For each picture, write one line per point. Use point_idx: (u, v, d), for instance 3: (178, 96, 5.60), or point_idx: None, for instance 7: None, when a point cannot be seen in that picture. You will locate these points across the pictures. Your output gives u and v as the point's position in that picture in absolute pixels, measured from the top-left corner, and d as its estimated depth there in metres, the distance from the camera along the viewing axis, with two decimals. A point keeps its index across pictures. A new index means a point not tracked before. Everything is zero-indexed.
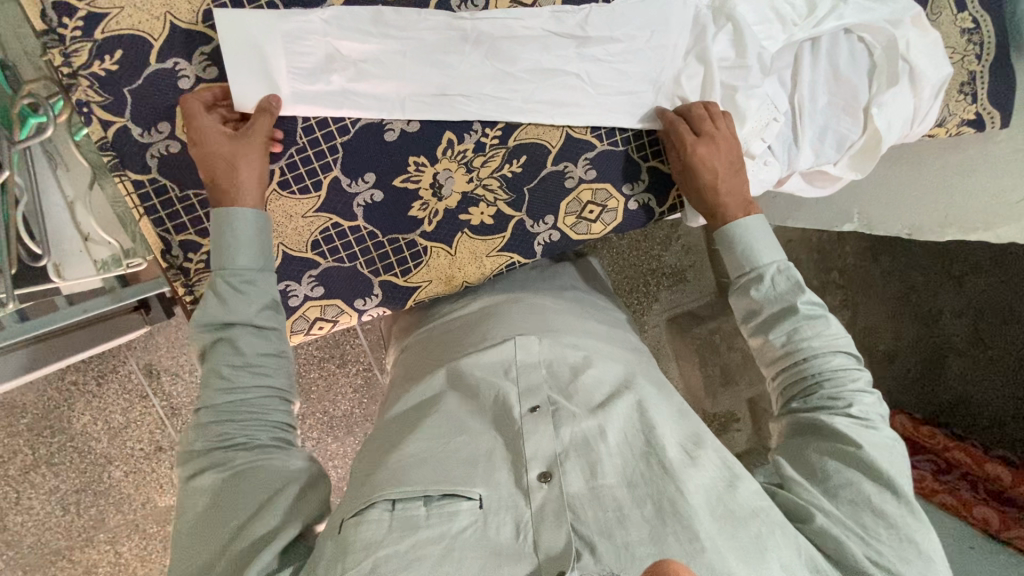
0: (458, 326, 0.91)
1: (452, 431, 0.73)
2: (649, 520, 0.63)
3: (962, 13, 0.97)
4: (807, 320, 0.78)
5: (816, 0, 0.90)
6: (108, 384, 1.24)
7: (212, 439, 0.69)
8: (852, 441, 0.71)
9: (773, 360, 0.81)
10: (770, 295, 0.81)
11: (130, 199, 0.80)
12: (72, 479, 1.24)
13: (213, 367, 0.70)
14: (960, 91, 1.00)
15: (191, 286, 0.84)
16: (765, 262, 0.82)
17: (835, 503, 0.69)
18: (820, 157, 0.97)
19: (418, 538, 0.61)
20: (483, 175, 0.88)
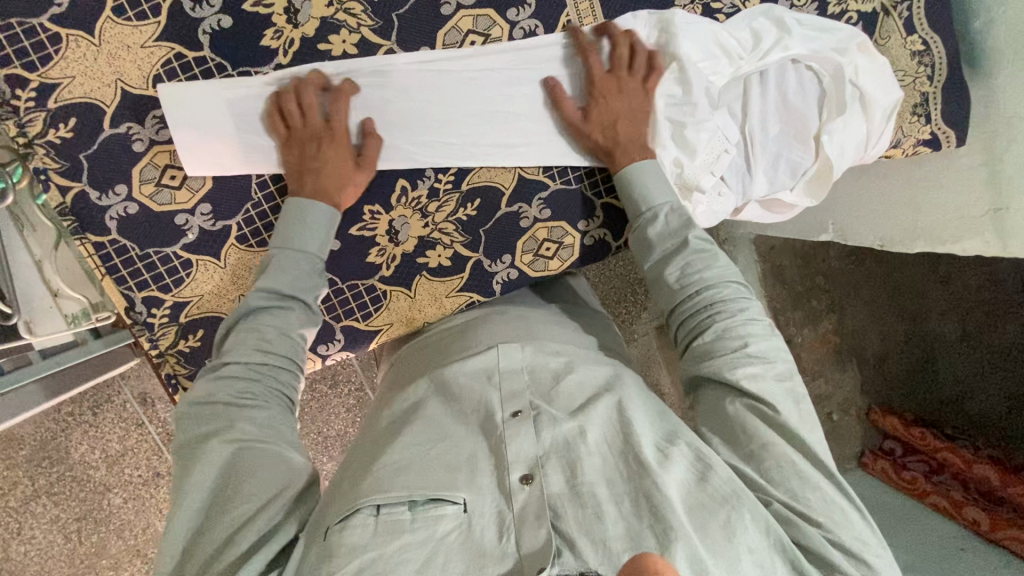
0: (445, 335, 0.90)
1: (434, 436, 0.70)
2: (626, 516, 0.61)
3: (911, 36, 0.97)
4: (697, 255, 0.79)
5: (760, 33, 0.91)
6: (104, 414, 1.26)
7: (231, 395, 0.69)
8: (755, 387, 0.71)
9: (672, 299, 0.81)
10: (665, 233, 0.83)
11: (90, 260, 0.82)
12: (71, 508, 1.25)
13: (255, 330, 0.73)
14: (912, 112, 1.01)
15: (155, 340, 0.86)
16: (659, 201, 0.84)
17: (773, 482, 0.66)
18: (775, 184, 0.98)
19: (403, 542, 0.59)
20: (438, 219, 0.90)
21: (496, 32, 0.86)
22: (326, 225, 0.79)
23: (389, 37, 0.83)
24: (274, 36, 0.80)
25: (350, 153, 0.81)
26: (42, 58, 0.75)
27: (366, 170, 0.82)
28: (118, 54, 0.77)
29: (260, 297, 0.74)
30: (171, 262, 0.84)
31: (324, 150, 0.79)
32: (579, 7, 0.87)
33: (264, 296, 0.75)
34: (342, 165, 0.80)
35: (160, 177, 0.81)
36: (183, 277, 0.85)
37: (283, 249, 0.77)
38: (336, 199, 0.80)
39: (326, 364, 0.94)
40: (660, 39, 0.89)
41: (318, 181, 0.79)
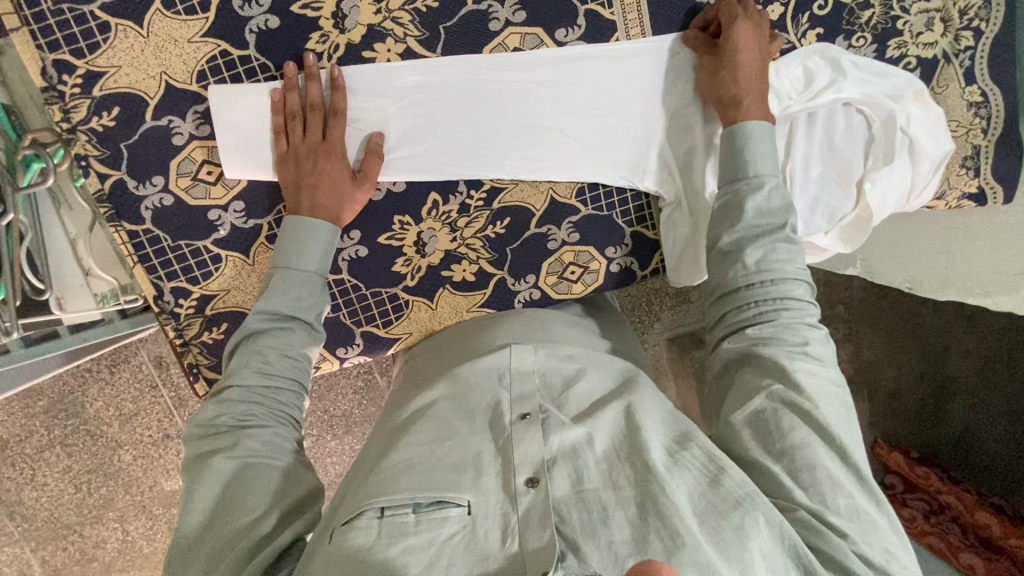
0: (459, 333, 0.90)
1: (440, 435, 0.69)
2: (632, 519, 0.60)
3: (970, 86, 0.93)
4: (783, 244, 0.75)
5: (813, 73, 0.88)
6: (120, 373, 1.28)
7: (233, 418, 0.70)
8: (810, 384, 0.69)
9: (735, 283, 0.75)
10: (761, 209, 0.77)
11: (124, 247, 0.83)
12: (84, 460, 1.29)
13: (257, 350, 0.74)
14: (961, 165, 0.98)
15: (181, 330, 0.88)
16: (766, 173, 0.78)
17: (803, 482, 0.65)
18: (810, 227, 0.95)
19: (407, 544, 0.58)
20: (466, 234, 0.90)
21: (544, 50, 0.84)
22: (327, 245, 0.79)
23: (434, 48, 0.82)
24: (320, 39, 0.79)
25: (348, 168, 0.80)
26: (90, 46, 0.76)
27: (364, 184, 0.81)
28: (164, 47, 0.77)
29: (262, 318, 0.75)
30: (201, 256, 0.85)
31: (320, 164, 0.79)
32: (630, 31, 0.85)
33: (266, 317, 0.75)
34: (341, 185, 0.79)
35: (197, 171, 0.82)
36: (212, 270, 0.86)
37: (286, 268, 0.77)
38: (333, 212, 0.79)
39: (342, 366, 0.95)
40: None
41: (314, 198, 0.78)
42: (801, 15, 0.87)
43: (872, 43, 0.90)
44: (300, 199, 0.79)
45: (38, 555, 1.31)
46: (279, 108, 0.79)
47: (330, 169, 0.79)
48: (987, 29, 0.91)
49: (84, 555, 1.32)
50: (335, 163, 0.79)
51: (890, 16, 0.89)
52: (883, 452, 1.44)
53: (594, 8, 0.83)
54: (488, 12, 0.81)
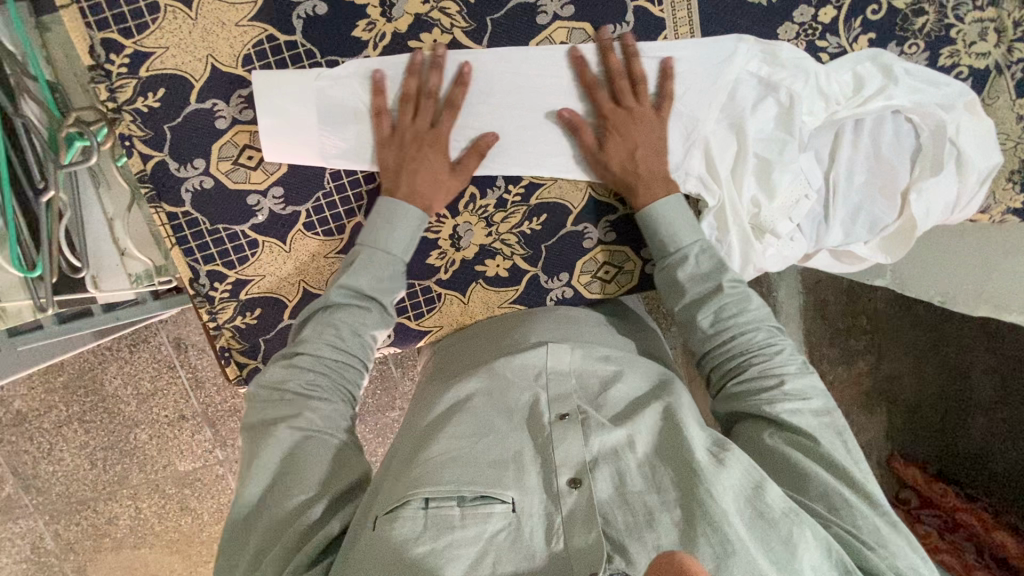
0: (490, 329, 0.89)
1: (478, 430, 0.68)
2: (678, 523, 0.59)
3: (1022, 99, 0.90)
4: (730, 298, 0.78)
5: (863, 78, 0.86)
6: (140, 352, 1.29)
7: (300, 385, 0.71)
8: (797, 422, 0.69)
9: (703, 345, 0.79)
10: (695, 275, 0.80)
11: (162, 229, 0.83)
12: (101, 436, 1.31)
13: (332, 325, 0.74)
14: (1007, 179, 0.95)
15: (214, 313, 0.88)
16: (688, 241, 0.81)
17: (823, 507, 0.65)
18: (850, 236, 0.94)
19: (452, 539, 0.58)
20: (502, 229, 0.89)
21: (591, 45, 0.82)
22: (413, 228, 0.79)
23: (481, 40, 0.81)
24: (367, 27, 0.79)
25: (447, 160, 0.80)
26: (139, 25, 0.76)
27: (458, 176, 0.81)
28: (212, 30, 0.77)
29: (343, 294, 0.76)
30: (238, 240, 0.85)
31: (405, 153, 0.79)
32: (678, 30, 0.83)
33: (348, 295, 0.76)
34: (439, 176, 0.80)
35: (238, 156, 0.82)
36: (248, 256, 0.86)
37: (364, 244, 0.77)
38: (426, 202, 0.79)
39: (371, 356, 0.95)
40: (763, 69, 0.85)
41: (408, 184, 0.79)
42: (854, 19, 0.85)
43: (924, 50, 0.88)
44: (401, 190, 0.79)
45: (51, 528, 1.32)
46: (380, 91, 0.79)
47: (421, 161, 0.79)
48: None
49: (96, 530, 1.34)
50: (426, 154, 0.79)
51: (945, 23, 0.87)
52: (900, 467, 1.44)
53: (643, 5, 0.82)
54: (536, 5, 0.81)
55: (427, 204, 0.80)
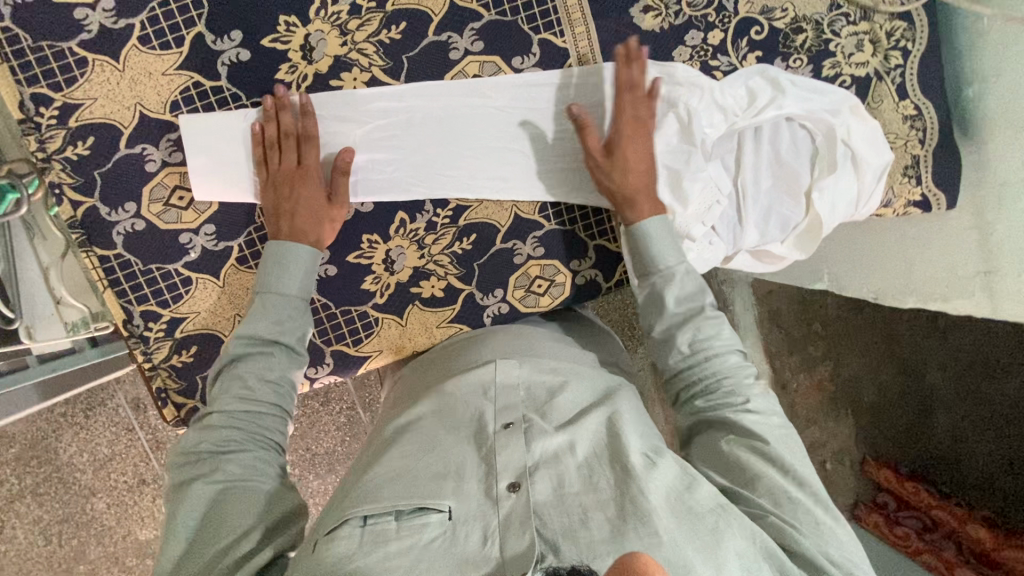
0: (444, 352, 0.91)
1: (424, 448, 0.69)
2: (611, 520, 0.60)
3: (904, 100, 1.00)
4: (709, 319, 0.81)
5: (756, 91, 0.94)
6: (96, 417, 1.25)
7: (215, 442, 0.70)
8: (758, 429, 0.73)
9: (680, 362, 0.81)
10: (682, 298, 0.83)
11: (94, 272, 0.85)
12: (55, 510, 1.25)
13: (238, 377, 0.75)
14: (904, 174, 1.04)
15: (149, 353, 0.88)
16: (675, 262, 0.84)
17: (763, 495, 0.68)
18: (765, 236, 1.00)
19: (388, 552, 0.58)
20: (434, 251, 0.92)
21: (502, 76, 0.89)
22: (307, 268, 0.81)
23: (398, 76, 0.87)
24: (289, 70, 0.84)
25: (324, 192, 0.83)
26: (67, 80, 0.80)
27: (338, 206, 0.84)
28: (139, 80, 0.81)
29: (246, 341, 0.76)
30: (172, 279, 0.87)
31: (298, 191, 0.82)
32: (582, 57, 0.90)
33: (252, 340, 0.76)
34: (320, 210, 0.82)
35: (169, 197, 0.84)
36: (182, 294, 0.87)
37: (263, 291, 0.79)
38: (312, 236, 0.81)
39: (314, 386, 0.94)
40: (661, 88, 0.92)
41: (291, 227, 0.81)
42: (740, 40, 0.94)
43: (808, 64, 0.96)
44: (280, 229, 0.81)
45: None
46: (258, 142, 0.83)
47: (305, 197, 0.82)
48: (914, 48, 0.98)
49: None
50: (310, 190, 0.82)
51: (823, 39, 0.96)
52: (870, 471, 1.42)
53: (548, 38, 0.89)
54: (448, 43, 0.87)
55: (312, 238, 0.82)
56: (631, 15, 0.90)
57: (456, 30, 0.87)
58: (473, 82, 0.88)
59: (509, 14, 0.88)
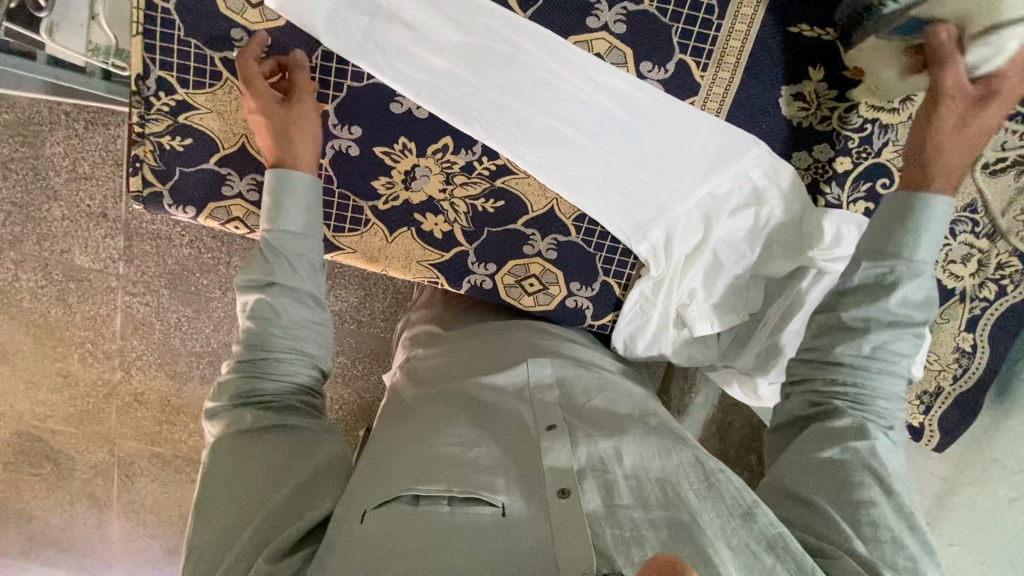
0: (499, 335, 0.92)
1: (469, 439, 0.70)
2: (663, 539, 0.60)
3: (967, 333, 0.93)
4: (897, 336, 0.68)
5: (843, 237, 0.86)
6: (92, 134, 1.24)
7: (243, 396, 0.75)
8: (884, 456, 0.66)
9: (835, 369, 0.70)
10: (905, 300, 0.68)
11: (135, 11, 0.78)
12: (17, 190, 1.27)
13: (267, 315, 0.77)
14: (917, 395, 0.98)
15: (145, 120, 0.83)
16: (927, 262, 0.68)
17: (863, 534, 0.62)
18: (758, 369, 0.95)
19: (441, 533, 0.60)
20: (457, 193, 0.87)
21: (623, 72, 0.81)
22: (308, 196, 0.79)
23: (526, 8, 0.78)
24: None
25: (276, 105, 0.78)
26: None
27: (304, 89, 0.78)
28: None
29: (250, 279, 0.77)
30: (204, 65, 0.81)
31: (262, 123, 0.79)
32: (707, 103, 0.82)
33: (251, 277, 0.77)
34: (305, 111, 0.78)
35: None
36: (206, 85, 0.82)
37: (270, 229, 0.77)
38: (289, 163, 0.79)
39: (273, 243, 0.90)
40: (761, 180, 0.84)
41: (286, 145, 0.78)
42: (863, 182, 0.86)
43: None
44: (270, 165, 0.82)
45: None
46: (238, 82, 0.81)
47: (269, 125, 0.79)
48: (1012, 293, 0.91)
49: None
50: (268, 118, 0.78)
51: None
52: None
53: (688, 63, 0.80)
54: (592, 7, 0.78)
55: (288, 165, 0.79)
56: (780, 92, 0.81)
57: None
58: (592, 60, 0.80)
59: (668, 17, 0.78)
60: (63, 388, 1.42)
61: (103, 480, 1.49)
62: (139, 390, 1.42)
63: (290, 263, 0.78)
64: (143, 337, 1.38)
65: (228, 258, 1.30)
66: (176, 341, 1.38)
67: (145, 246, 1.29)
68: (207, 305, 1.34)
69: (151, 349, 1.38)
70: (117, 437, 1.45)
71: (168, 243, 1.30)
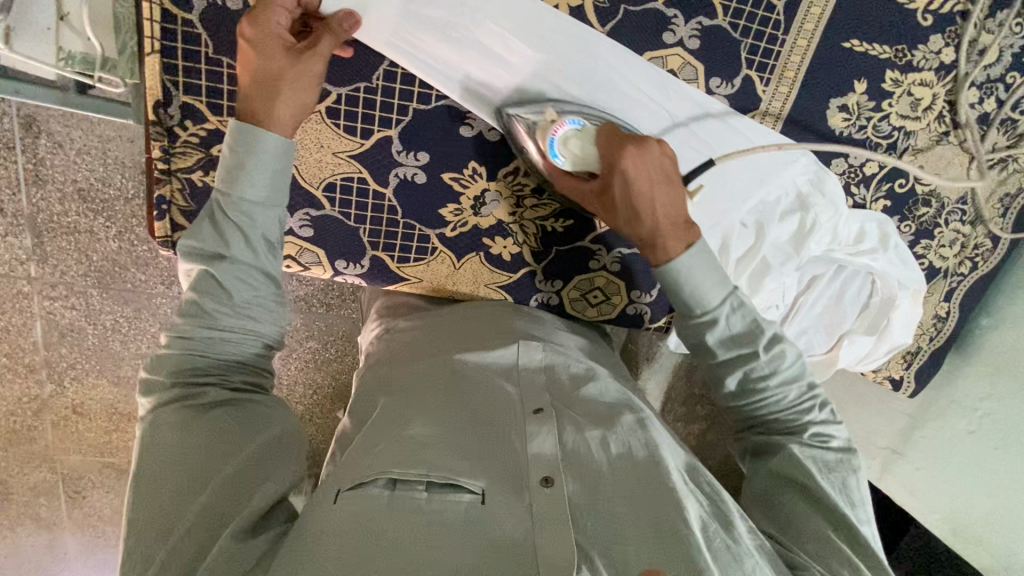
0: (468, 312, 0.84)
1: (451, 422, 0.66)
2: (644, 537, 0.58)
3: (944, 303, 1.10)
4: (765, 358, 0.72)
5: (865, 234, 0.96)
6: None
7: (178, 371, 0.64)
8: (810, 467, 0.70)
9: (739, 406, 0.77)
10: (729, 339, 0.73)
11: (147, 25, 0.64)
12: None
13: (209, 288, 0.64)
14: (902, 355, 1.16)
15: (170, 155, 0.71)
16: (717, 302, 0.72)
17: (805, 547, 0.66)
18: None
19: (419, 527, 0.55)
20: (527, 215, 0.84)
21: (693, 87, 0.80)
22: (277, 157, 0.64)
23: (604, 23, 0.74)
24: None
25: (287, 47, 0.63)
26: None
27: (313, 56, 0.63)
28: None
29: (190, 247, 0.63)
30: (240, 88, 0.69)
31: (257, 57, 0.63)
32: (766, 116, 0.85)
33: (193, 246, 0.63)
34: (301, 75, 0.63)
35: None
36: None
37: (224, 194, 0.64)
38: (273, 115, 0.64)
39: (333, 279, 0.86)
40: (806, 186, 0.91)
41: (261, 103, 0.63)
42: (884, 183, 0.95)
43: (912, 233, 1.01)
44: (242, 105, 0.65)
45: None
46: None
47: (264, 64, 0.63)
48: (982, 268, 1.07)
49: None
50: (271, 56, 0.63)
51: (936, 220, 1.01)
52: None
53: (753, 77, 0.82)
54: (668, 22, 0.76)
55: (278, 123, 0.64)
56: (829, 105, 0.87)
57: (684, 14, 0.76)
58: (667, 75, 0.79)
59: (738, 32, 0.79)
60: None
61: (48, 499, 1.28)
62: (77, 401, 1.21)
63: (244, 238, 0.64)
64: (73, 345, 1.16)
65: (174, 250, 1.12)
66: (115, 345, 1.17)
67: (62, 244, 1.06)
68: (149, 304, 1.15)
69: (85, 356, 1.17)
70: (56, 453, 1.25)
71: (89, 237, 1.08)
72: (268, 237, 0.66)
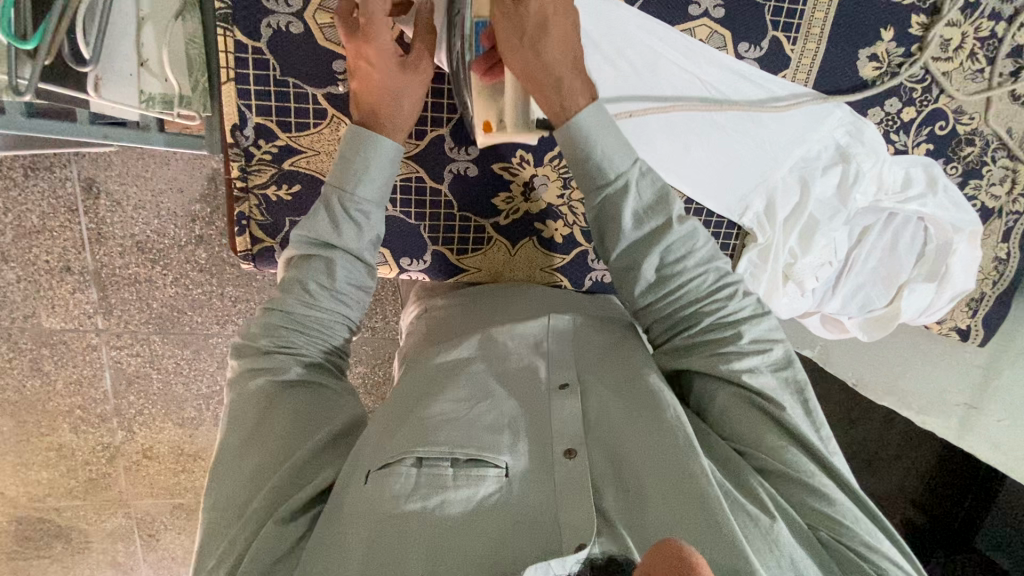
0: (499, 292, 0.86)
1: (476, 394, 0.66)
2: (670, 505, 0.57)
3: (1003, 243, 1.07)
4: (680, 238, 0.68)
5: (911, 178, 0.96)
6: (36, 180, 1.06)
7: (273, 340, 0.67)
8: (752, 380, 0.65)
9: (660, 307, 0.71)
10: (638, 213, 0.68)
11: (222, 57, 0.72)
12: None
13: (312, 271, 0.69)
14: (966, 303, 1.13)
15: (247, 173, 0.78)
16: (627, 167, 0.68)
17: (790, 476, 0.61)
18: (844, 309, 1.08)
19: (444, 499, 0.57)
20: (575, 196, 0.88)
21: (723, 54, 0.85)
22: (388, 162, 0.69)
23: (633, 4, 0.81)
24: None
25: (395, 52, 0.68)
26: None
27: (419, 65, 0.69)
28: None
29: (305, 235, 0.68)
30: (305, 104, 0.76)
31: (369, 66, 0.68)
32: (797, 75, 0.88)
33: (308, 235, 0.68)
34: (382, 53, 0.67)
35: None
36: (309, 126, 0.77)
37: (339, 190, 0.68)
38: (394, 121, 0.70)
39: (398, 276, 0.91)
40: (845, 138, 0.92)
41: (375, 103, 0.69)
42: (924, 127, 0.95)
43: (959, 175, 0.99)
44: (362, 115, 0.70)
45: None
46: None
47: (390, 78, 0.68)
48: None
49: None
50: (390, 70, 0.68)
51: (983, 158, 0.99)
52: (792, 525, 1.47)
53: (780, 38, 0.86)
54: None
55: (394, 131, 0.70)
56: (858, 56, 0.89)
57: None
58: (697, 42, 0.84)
59: None
60: (57, 463, 1.25)
61: (125, 545, 1.35)
62: (147, 445, 1.28)
63: (352, 226, 0.69)
64: (139, 391, 1.23)
65: (221, 288, 1.18)
66: (178, 387, 1.24)
67: (126, 294, 1.14)
68: (206, 343, 1.21)
69: (151, 401, 1.24)
70: (131, 499, 1.31)
71: (148, 286, 1.15)
72: (373, 233, 0.71)
